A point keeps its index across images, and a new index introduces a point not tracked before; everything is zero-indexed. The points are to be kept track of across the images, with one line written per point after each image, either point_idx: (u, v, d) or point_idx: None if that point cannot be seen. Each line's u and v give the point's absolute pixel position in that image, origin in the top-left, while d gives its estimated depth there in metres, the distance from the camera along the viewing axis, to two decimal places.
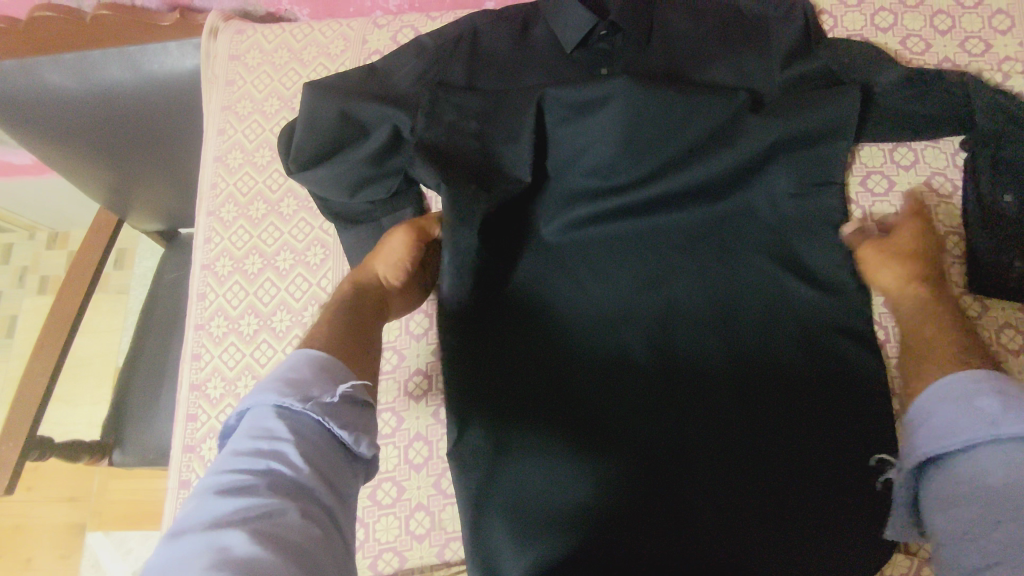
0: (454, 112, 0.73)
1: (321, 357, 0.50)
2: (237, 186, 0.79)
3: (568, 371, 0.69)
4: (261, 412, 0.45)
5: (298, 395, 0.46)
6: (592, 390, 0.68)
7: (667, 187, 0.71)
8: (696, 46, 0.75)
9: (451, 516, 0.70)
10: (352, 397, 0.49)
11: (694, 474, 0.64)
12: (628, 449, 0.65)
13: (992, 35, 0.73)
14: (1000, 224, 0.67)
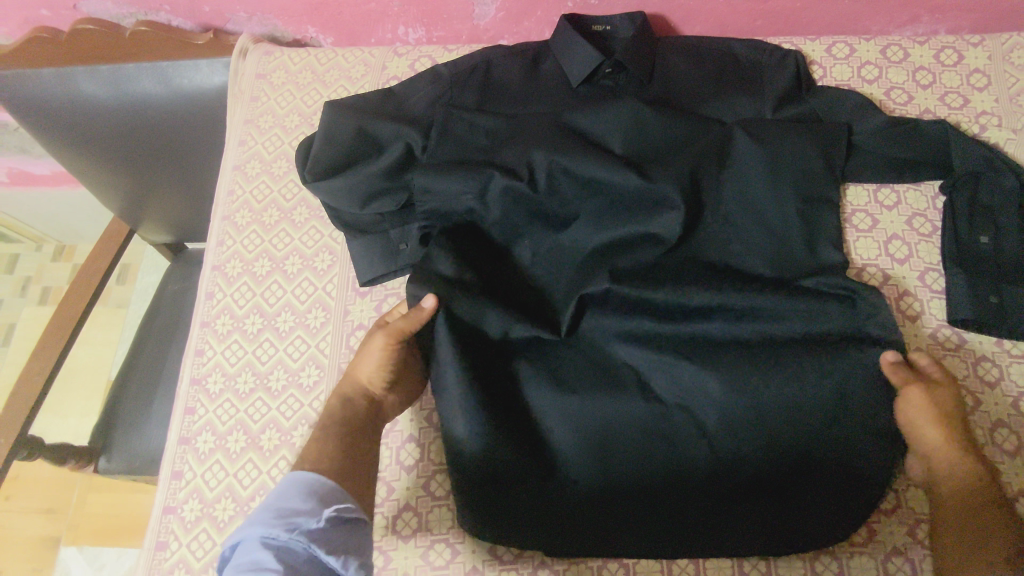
0: (466, 129, 0.78)
1: (313, 481, 0.55)
2: (253, 193, 0.82)
3: (569, 394, 0.68)
4: (250, 544, 0.51)
5: (283, 525, 0.51)
6: (597, 409, 0.68)
7: (656, 218, 0.72)
8: (695, 87, 0.80)
9: (439, 517, 0.70)
10: (339, 519, 0.54)
11: (681, 480, 0.66)
12: (628, 458, 0.67)
13: (970, 91, 0.78)
14: (978, 261, 0.70)
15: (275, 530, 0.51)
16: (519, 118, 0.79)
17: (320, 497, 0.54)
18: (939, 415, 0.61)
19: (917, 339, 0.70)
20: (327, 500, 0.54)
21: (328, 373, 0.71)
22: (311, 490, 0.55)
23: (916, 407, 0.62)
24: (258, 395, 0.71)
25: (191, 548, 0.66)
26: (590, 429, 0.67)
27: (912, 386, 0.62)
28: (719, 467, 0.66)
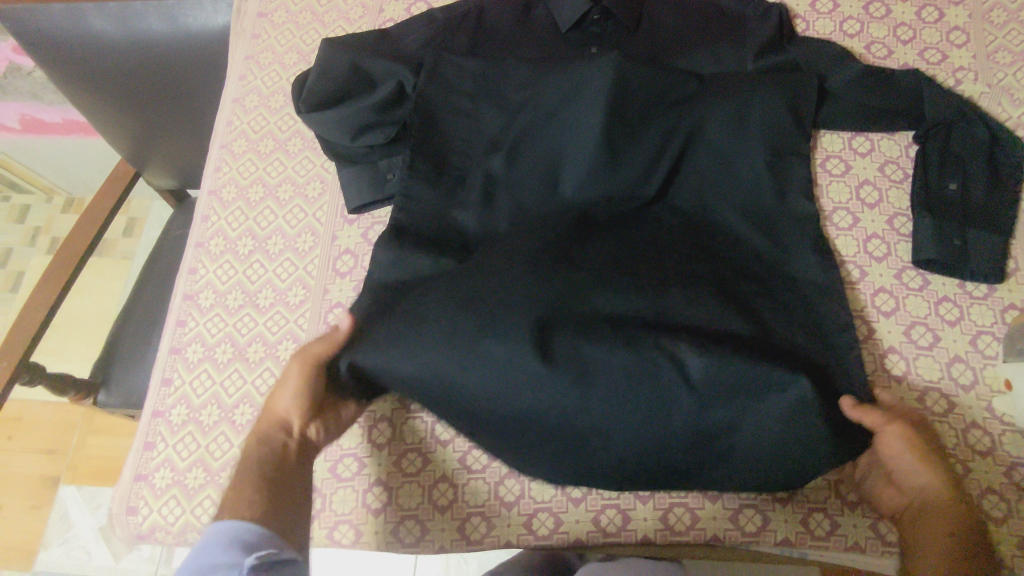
0: (453, 71, 0.79)
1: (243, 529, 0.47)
2: (250, 124, 0.84)
3: (550, 327, 0.60)
4: None
5: None
6: (575, 344, 0.59)
7: (633, 166, 0.74)
8: (681, 36, 0.82)
9: (412, 429, 0.71)
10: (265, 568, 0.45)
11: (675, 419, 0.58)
12: (618, 396, 0.58)
13: (948, 47, 0.80)
14: (944, 206, 0.72)
15: None
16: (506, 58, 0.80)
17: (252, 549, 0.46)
18: (921, 451, 0.58)
19: (881, 279, 0.72)
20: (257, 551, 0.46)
21: (314, 293, 0.75)
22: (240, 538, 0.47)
23: (897, 441, 0.58)
24: (246, 311, 0.75)
25: (176, 449, 0.69)
26: (567, 366, 0.58)
27: (891, 420, 0.59)
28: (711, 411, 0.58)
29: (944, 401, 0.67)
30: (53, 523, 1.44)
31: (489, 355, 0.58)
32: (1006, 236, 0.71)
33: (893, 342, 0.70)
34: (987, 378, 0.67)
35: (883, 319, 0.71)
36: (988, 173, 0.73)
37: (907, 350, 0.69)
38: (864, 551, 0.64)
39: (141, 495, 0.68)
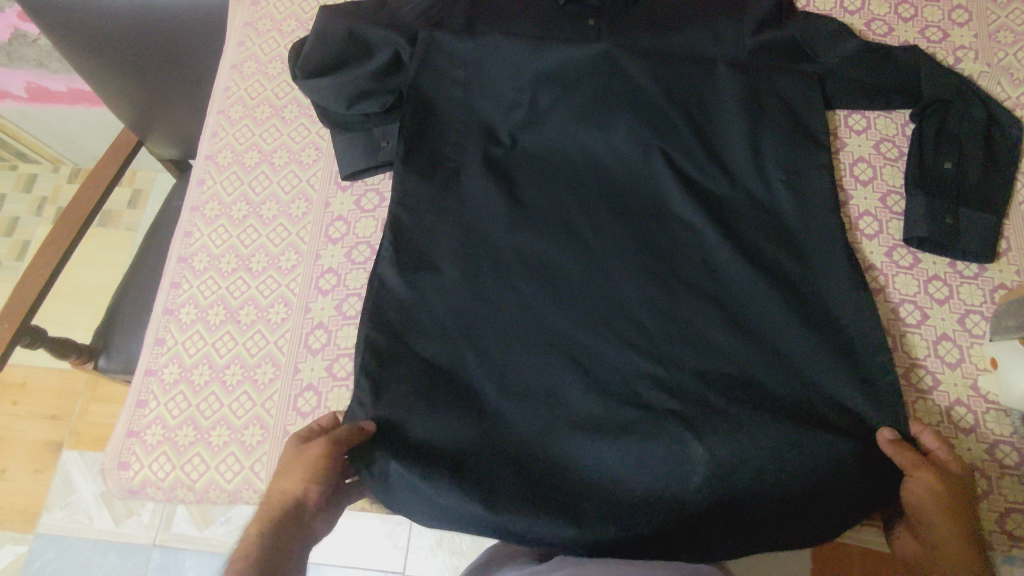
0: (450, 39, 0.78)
1: None
2: (248, 90, 0.84)
3: (564, 388, 0.66)
4: None
5: None
6: (589, 388, 0.65)
7: (626, 145, 0.75)
8: (680, 9, 0.82)
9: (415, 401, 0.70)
10: None
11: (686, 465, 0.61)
12: (627, 439, 0.63)
13: (950, 26, 0.80)
14: (937, 184, 0.72)
15: None
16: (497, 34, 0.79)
17: None
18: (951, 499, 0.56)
19: (871, 256, 0.72)
20: None
21: (306, 258, 0.75)
22: None
23: (919, 490, 0.57)
24: (239, 274, 0.75)
25: (168, 408, 0.70)
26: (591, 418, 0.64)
27: (920, 468, 0.57)
28: (734, 466, 0.61)
29: (929, 378, 0.67)
30: (55, 487, 1.46)
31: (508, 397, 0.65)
32: (999, 215, 0.70)
33: (880, 318, 0.70)
34: (973, 356, 0.67)
35: (872, 296, 0.70)
36: (984, 153, 0.73)
37: (895, 327, 0.69)
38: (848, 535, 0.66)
39: (132, 450, 0.69)
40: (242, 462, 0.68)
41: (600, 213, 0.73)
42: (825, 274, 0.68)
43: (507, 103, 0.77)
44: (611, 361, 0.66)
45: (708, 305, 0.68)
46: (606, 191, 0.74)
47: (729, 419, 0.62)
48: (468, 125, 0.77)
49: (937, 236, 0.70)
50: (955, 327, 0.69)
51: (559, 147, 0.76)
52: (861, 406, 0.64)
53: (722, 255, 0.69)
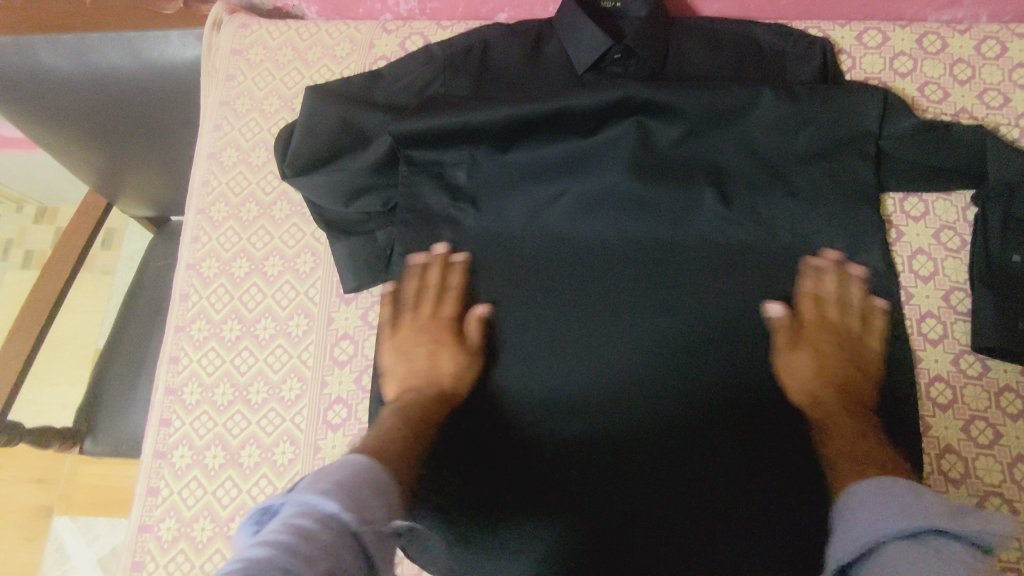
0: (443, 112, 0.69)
1: (363, 469, 0.42)
2: (230, 185, 0.75)
3: (587, 412, 0.65)
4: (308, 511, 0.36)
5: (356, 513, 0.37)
6: (615, 418, 0.65)
7: (657, 231, 0.69)
8: (712, 75, 0.73)
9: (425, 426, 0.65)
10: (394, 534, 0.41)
11: (660, 454, 0.64)
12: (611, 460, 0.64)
13: (1012, 88, 0.72)
14: (1006, 283, 0.65)
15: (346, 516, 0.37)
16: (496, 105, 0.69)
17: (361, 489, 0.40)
18: None
19: (937, 364, 0.65)
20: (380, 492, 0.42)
21: (311, 387, 0.68)
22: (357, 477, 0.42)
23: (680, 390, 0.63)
24: (237, 407, 0.68)
25: (169, 570, 0.63)
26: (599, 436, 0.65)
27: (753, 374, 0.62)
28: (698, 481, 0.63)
29: (1006, 507, 0.60)
30: (51, 555, 1.39)
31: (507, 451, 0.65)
32: None
33: (949, 439, 0.63)
34: None
35: (939, 413, 0.64)
36: None
37: (965, 449, 0.62)
38: None
39: None
40: None
41: (649, 285, 0.68)
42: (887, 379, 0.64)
43: (533, 188, 0.71)
44: (649, 406, 0.65)
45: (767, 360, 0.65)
46: (647, 267, 0.69)
47: (727, 444, 0.63)
48: (490, 188, 0.71)
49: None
50: None
51: (592, 225, 0.70)
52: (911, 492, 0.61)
53: (778, 328, 0.66)
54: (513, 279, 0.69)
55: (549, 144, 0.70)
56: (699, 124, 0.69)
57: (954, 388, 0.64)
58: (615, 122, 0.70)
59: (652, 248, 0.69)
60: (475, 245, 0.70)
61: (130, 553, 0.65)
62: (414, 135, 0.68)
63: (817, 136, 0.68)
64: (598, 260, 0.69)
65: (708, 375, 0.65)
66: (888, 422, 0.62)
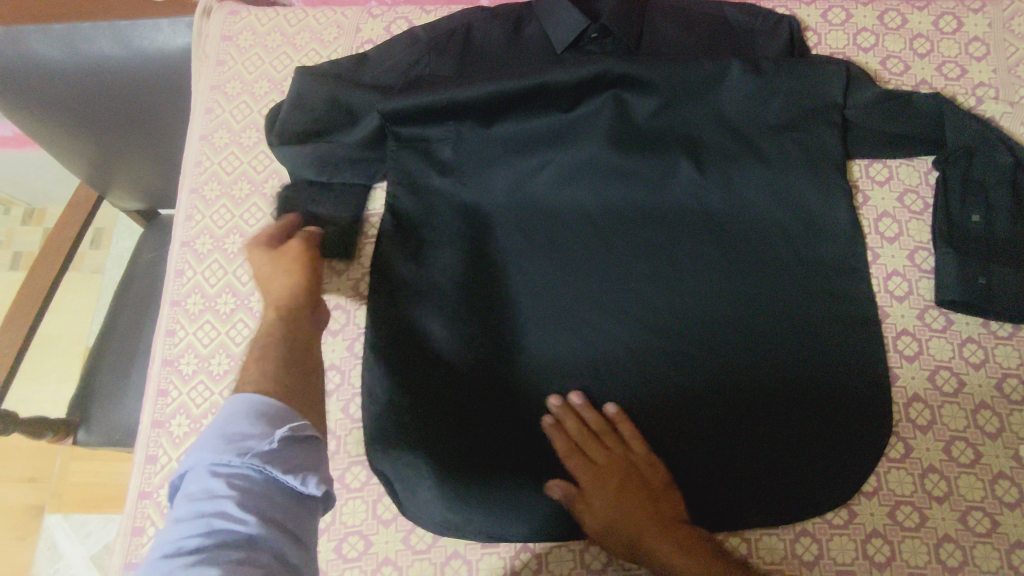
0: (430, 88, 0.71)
1: (258, 401, 0.47)
2: (222, 165, 0.78)
3: (574, 375, 0.67)
4: (199, 473, 0.43)
5: (234, 450, 0.44)
6: (603, 382, 0.67)
7: (636, 199, 0.72)
8: (685, 53, 0.76)
9: (416, 390, 0.67)
10: (294, 436, 0.46)
11: (643, 417, 0.66)
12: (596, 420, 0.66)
13: (968, 60, 0.76)
14: (965, 240, 0.68)
15: (223, 456, 0.43)
16: (481, 80, 0.71)
17: (268, 417, 0.46)
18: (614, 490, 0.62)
19: (903, 319, 0.68)
20: (277, 419, 0.47)
21: None
22: (256, 411, 0.47)
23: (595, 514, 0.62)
24: (232, 376, 0.69)
25: None
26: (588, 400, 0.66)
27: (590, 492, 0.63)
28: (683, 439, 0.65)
29: (970, 451, 0.63)
30: (42, 554, 1.37)
31: (495, 415, 0.66)
32: None
33: (916, 389, 0.66)
34: (1014, 426, 0.64)
35: (906, 364, 0.67)
36: (1015, 202, 0.69)
37: (931, 398, 0.65)
38: (866, 445, 0.64)
39: None
40: None
41: (629, 252, 0.71)
42: (857, 333, 0.67)
43: (518, 161, 0.74)
44: (631, 365, 0.67)
45: (741, 319, 0.68)
46: (627, 232, 0.72)
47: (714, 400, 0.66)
48: (477, 161, 0.74)
49: (988, 304, 0.66)
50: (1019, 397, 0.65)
51: (575, 195, 0.73)
52: (880, 436, 0.64)
53: (752, 290, 0.69)
54: (499, 248, 0.72)
55: (534, 118, 0.73)
56: (672, 98, 0.72)
57: (920, 341, 0.67)
58: (595, 96, 0.73)
59: (633, 215, 0.72)
60: (463, 216, 0.73)
61: (130, 521, 0.66)
62: (403, 112, 0.71)
63: (788, 105, 0.71)
64: (581, 228, 0.72)
65: (690, 334, 0.68)
66: (858, 373, 0.66)
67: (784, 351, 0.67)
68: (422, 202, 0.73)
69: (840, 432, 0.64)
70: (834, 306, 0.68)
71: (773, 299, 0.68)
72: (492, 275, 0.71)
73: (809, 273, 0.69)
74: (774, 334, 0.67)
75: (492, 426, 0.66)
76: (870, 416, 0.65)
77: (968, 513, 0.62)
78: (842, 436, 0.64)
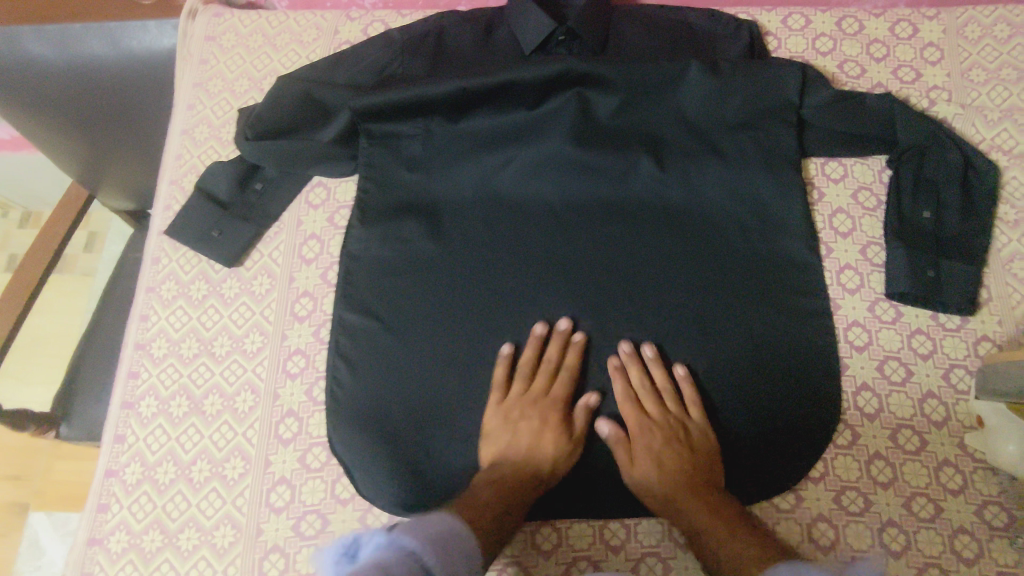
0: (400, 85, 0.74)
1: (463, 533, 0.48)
2: (201, 158, 0.80)
3: (532, 363, 0.69)
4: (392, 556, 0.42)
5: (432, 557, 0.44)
6: (563, 369, 0.69)
7: (599, 192, 0.75)
8: (649, 55, 0.79)
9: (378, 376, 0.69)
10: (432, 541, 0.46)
11: (594, 404, 0.68)
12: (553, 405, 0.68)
13: (923, 65, 0.79)
14: (915, 236, 0.71)
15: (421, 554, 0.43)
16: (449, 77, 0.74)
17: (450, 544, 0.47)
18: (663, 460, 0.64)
19: (854, 310, 0.70)
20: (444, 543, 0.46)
21: (273, 340, 0.72)
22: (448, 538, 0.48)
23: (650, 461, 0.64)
24: (201, 360, 0.71)
25: (133, 511, 0.66)
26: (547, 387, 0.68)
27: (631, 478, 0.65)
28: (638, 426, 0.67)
29: (916, 438, 0.66)
30: (22, 551, 1.38)
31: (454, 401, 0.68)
32: (977, 265, 0.69)
33: (865, 378, 0.68)
34: (959, 415, 0.66)
35: (856, 354, 0.69)
36: (962, 200, 0.71)
37: (879, 386, 0.68)
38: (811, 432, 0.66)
39: (95, 560, 0.65)
40: (212, 567, 0.64)
41: (592, 246, 0.73)
42: (809, 324, 0.69)
43: (486, 156, 0.76)
44: (585, 354, 0.69)
45: (693, 308, 0.70)
46: (589, 225, 0.74)
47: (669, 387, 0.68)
48: (446, 156, 0.76)
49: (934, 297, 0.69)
50: (965, 387, 0.67)
51: (539, 189, 0.75)
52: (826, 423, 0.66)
53: (709, 283, 0.71)
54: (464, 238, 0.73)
55: (502, 115, 0.76)
56: (633, 98, 0.75)
57: (870, 332, 0.70)
58: (559, 94, 0.76)
59: (596, 207, 0.74)
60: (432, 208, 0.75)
61: (94, 498, 0.67)
62: (373, 110, 0.74)
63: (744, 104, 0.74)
64: (545, 219, 0.74)
65: (652, 324, 0.70)
66: (808, 363, 0.68)
67: (737, 339, 0.69)
68: (391, 195, 0.75)
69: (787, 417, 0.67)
70: (788, 298, 0.70)
71: (728, 291, 0.70)
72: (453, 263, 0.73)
73: (763, 265, 0.71)
74: (728, 323, 0.69)
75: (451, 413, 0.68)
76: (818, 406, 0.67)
77: (913, 499, 0.64)
78: (791, 423, 0.67)
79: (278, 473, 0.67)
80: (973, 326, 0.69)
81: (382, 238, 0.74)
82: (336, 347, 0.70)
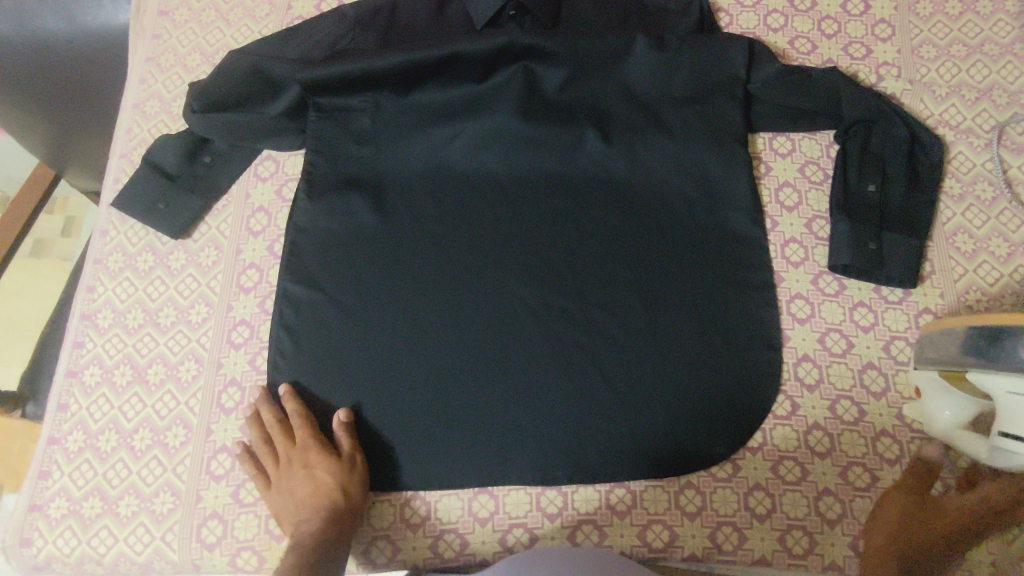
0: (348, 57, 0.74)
1: None
2: (152, 132, 0.81)
3: (475, 333, 0.69)
4: None
5: None
6: (504, 340, 0.68)
7: (546, 166, 0.75)
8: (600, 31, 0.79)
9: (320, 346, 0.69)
10: None
11: (534, 373, 0.67)
12: (495, 376, 0.68)
13: (873, 41, 0.79)
14: (859, 209, 0.71)
15: None
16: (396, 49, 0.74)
17: None
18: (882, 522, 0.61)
19: (797, 284, 0.71)
20: None
21: (218, 310, 0.72)
22: None
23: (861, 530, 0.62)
24: (146, 330, 0.72)
25: (73, 478, 0.67)
26: (488, 356, 0.68)
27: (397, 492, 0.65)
28: (579, 396, 0.67)
29: (854, 409, 0.66)
30: None
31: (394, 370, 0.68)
32: (920, 238, 0.69)
33: (807, 349, 0.68)
34: (898, 385, 0.67)
35: (798, 327, 0.69)
36: (907, 175, 0.72)
37: (820, 358, 0.68)
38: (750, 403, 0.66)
39: (35, 526, 0.65)
40: (152, 532, 0.65)
41: (537, 219, 0.73)
42: (752, 296, 0.69)
43: (434, 130, 0.76)
44: (523, 325, 0.69)
45: (635, 280, 0.70)
46: (536, 198, 0.74)
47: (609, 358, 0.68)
48: (394, 129, 0.76)
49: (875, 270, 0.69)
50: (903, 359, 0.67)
51: (487, 161, 0.75)
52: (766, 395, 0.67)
53: (652, 256, 0.71)
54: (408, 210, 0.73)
55: (450, 88, 0.76)
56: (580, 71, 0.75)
57: (812, 306, 0.70)
58: (506, 67, 0.76)
59: (542, 180, 0.74)
60: (379, 179, 0.75)
61: (35, 466, 0.67)
62: (321, 81, 0.73)
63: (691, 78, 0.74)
64: (491, 191, 0.74)
65: (596, 296, 0.70)
66: (749, 335, 0.68)
67: (679, 311, 0.69)
68: (338, 167, 0.75)
69: (726, 388, 0.67)
70: (731, 270, 0.70)
71: (671, 264, 0.70)
72: (398, 233, 0.73)
73: (707, 238, 0.71)
74: (671, 295, 0.69)
75: (392, 383, 0.68)
76: (758, 377, 0.67)
77: (849, 469, 0.64)
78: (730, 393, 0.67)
79: (219, 441, 0.67)
80: (914, 299, 0.69)
81: (327, 210, 0.74)
82: (279, 317, 0.70)
